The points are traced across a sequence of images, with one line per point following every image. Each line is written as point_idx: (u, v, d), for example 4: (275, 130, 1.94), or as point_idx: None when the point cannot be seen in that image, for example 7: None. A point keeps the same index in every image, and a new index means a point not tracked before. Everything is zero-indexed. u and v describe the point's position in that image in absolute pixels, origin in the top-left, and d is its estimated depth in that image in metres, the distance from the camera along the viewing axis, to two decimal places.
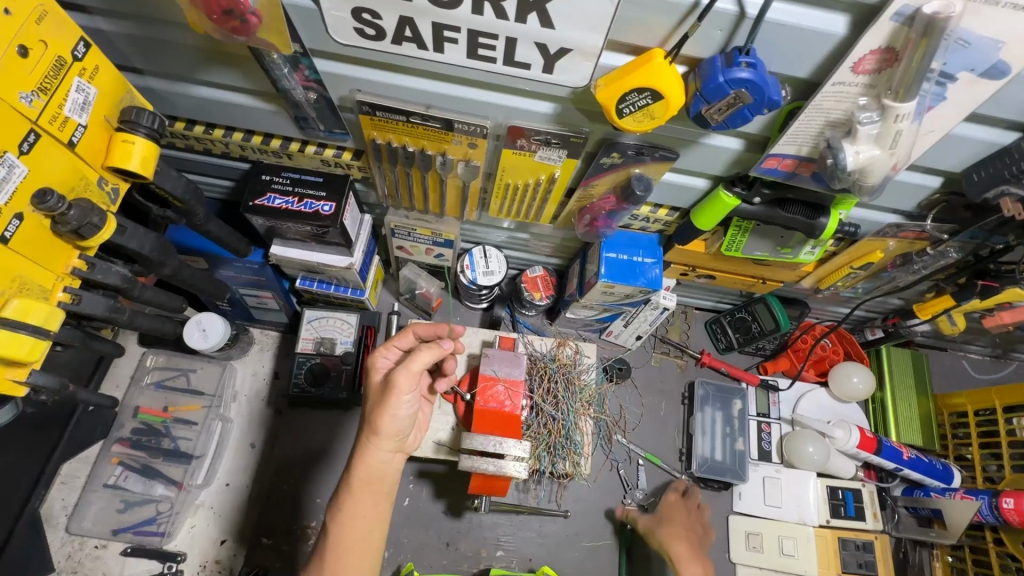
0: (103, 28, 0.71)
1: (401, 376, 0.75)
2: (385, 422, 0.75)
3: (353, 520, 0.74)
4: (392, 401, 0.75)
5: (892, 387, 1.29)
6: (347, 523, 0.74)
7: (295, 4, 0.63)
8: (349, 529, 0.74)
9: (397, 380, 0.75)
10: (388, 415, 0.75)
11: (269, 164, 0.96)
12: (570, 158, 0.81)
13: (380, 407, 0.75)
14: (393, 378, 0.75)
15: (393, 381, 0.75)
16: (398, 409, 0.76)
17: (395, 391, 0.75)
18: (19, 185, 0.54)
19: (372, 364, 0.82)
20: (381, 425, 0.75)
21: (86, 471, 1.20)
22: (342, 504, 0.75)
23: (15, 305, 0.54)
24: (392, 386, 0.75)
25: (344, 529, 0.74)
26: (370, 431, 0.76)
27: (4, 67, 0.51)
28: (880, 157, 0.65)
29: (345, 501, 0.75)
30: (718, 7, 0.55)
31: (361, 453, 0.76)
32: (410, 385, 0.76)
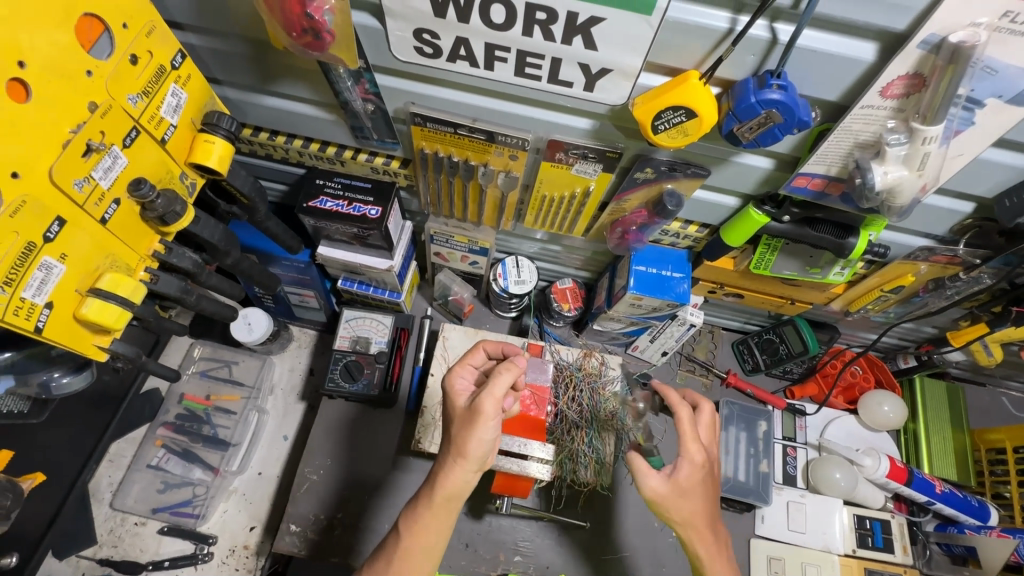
0: (194, 43, 0.81)
1: (486, 401, 0.78)
2: (472, 446, 0.78)
3: (425, 529, 0.81)
4: (479, 426, 0.78)
5: (926, 419, 1.26)
6: (417, 531, 0.82)
7: (364, 25, 0.71)
8: (420, 537, 0.82)
9: (483, 406, 0.78)
10: (475, 439, 0.78)
11: (323, 170, 1.04)
12: (605, 172, 0.86)
13: (468, 431, 0.79)
14: (479, 405, 0.78)
15: (480, 407, 0.78)
16: (483, 434, 0.79)
17: (482, 416, 0.78)
18: (120, 174, 0.62)
19: (452, 386, 0.86)
20: (468, 449, 0.78)
21: (132, 451, 1.27)
22: (417, 514, 0.82)
23: (108, 278, 0.61)
24: (477, 411, 0.78)
25: (416, 536, 0.82)
26: (458, 453, 0.79)
27: (119, 72, 0.59)
28: (908, 178, 0.67)
29: (427, 513, 0.81)
30: (752, 33, 0.59)
31: (447, 474, 0.80)
32: (495, 410, 0.78)
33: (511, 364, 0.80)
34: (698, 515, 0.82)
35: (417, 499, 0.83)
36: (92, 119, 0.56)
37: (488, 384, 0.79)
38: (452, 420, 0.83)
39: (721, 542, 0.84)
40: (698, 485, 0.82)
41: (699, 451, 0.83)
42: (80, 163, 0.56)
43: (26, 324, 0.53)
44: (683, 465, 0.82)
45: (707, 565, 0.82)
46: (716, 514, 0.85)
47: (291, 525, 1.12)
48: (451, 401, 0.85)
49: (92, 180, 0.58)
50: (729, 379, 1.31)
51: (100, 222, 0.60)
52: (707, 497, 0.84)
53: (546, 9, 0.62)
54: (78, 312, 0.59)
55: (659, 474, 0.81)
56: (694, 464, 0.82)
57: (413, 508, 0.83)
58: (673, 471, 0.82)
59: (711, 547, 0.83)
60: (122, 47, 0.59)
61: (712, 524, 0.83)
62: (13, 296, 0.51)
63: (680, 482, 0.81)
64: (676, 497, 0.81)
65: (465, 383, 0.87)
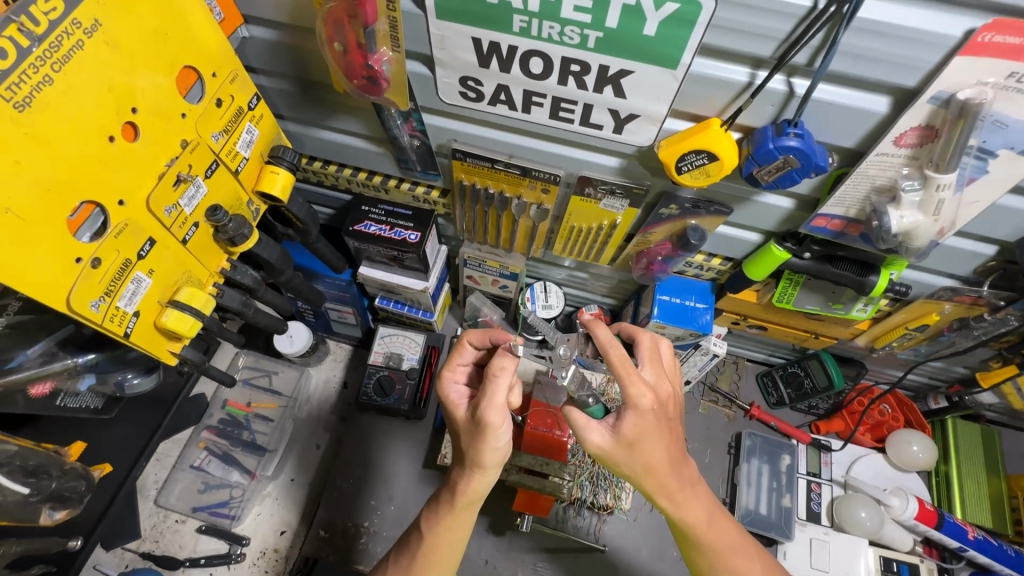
0: (264, 84, 0.91)
1: (491, 413, 0.77)
2: (487, 456, 0.79)
3: (448, 530, 0.84)
4: (490, 437, 0.77)
5: (958, 461, 1.24)
6: (440, 534, 0.85)
7: (415, 72, 0.79)
8: (445, 537, 0.85)
9: (490, 417, 0.77)
10: (489, 449, 0.78)
11: (368, 197, 1.13)
12: (631, 207, 0.91)
13: (480, 444, 0.78)
14: (485, 417, 0.77)
15: (487, 420, 0.77)
16: (495, 442, 0.78)
17: (492, 429, 0.77)
18: (201, 201, 0.70)
19: (448, 397, 0.86)
20: (483, 459, 0.79)
21: (177, 451, 1.34)
22: (440, 518, 0.84)
23: (184, 291, 0.69)
24: (484, 424, 0.77)
25: (440, 540, 0.85)
26: (474, 464, 0.80)
27: (207, 113, 0.68)
28: (924, 223, 0.70)
29: (452, 518, 0.84)
30: (769, 86, 0.64)
31: (468, 484, 0.82)
32: (502, 419, 0.77)
33: (504, 364, 0.77)
34: (657, 461, 0.76)
35: (438, 503, 0.86)
36: (183, 154, 0.65)
37: (487, 393, 0.78)
38: (460, 430, 0.83)
39: (687, 484, 0.80)
40: (654, 427, 0.75)
41: (645, 393, 0.73)
42: (170, 192, 0.65)
43: (117, 329, 0.61)
44: (628, 415, 0.74)
45: (677, 510, 0.81)
46: (678, 443, 0.78)
47: (320, 530, 1.25)
48: (452, 411, 0.85)
49: (178, 206, 0.67)
50: (753, 411, 1.31)
51: (181, 242, 0.69)
52: (663, 440, 0.75)
53: (580, 62, 0.68)
54: (158, 321, 0.67)
55: (603, 425, 0.76)
56: (642, 412, 0.73)
57: (433, 512, 0.86)
58: (618, 421, 0.75)
59: (677, 496, 0.80)
60: (211, 92, 0.68)
61: (676, 463, 0.78)
62: (111, 304, 0.59)
63: (625, 435, 0.74)
64: (623, 451, 0.75)
65: (460, 390, 0.88)
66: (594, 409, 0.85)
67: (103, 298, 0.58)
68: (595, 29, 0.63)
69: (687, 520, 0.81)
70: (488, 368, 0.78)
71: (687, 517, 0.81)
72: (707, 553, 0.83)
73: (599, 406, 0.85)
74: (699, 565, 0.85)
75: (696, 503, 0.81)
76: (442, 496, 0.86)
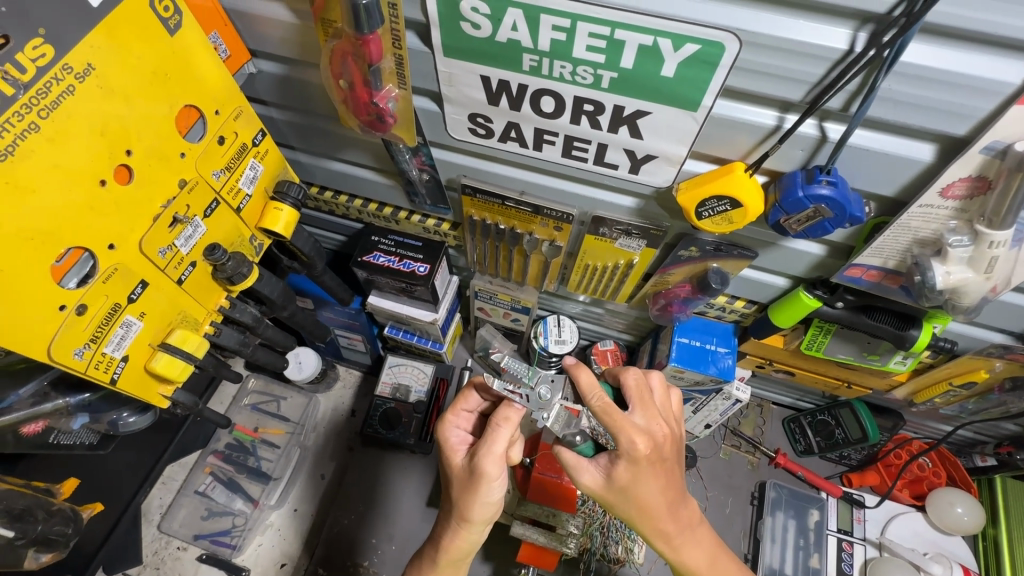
0: (275, 116, 0.90)
1: (487, 463, 0.74)
2: (476, 511, 0.76)
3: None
4: (482, 489, 0.75)
5: (1009, 526, 1.12)
6: None
7: (424, 108, 0.76)
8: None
9: (485, 469, 0.74)
10: (478, 504, 0.75)
11: (378, 227, 1.10)
12: (648, 247, 0.86)
13: (470, 496, 0.75)
14: (479, 467, 0.74)
15: (482, 470, 0.74)
16: (486, 496, 0.75)
17: (485, 480, 0.74)
18: (198, 240, 0.69)
19: (447, 440, 0.83)
20: (472, 514, 0.76)
21: (183, 475, 1.32)
22: (423, 573, 0.83)
23: (177, 334, 0.67)
24: (479, 474, 0.74)
25: None
26: (461, 517, 0.77)
27: (207, 152, 0.67)
28: (974, 280, 0.63)
29: (436, 572, 0.81)
30: (800, 131, 0.59)
31: (453, 538, 0.78)
32: (497, 473, 0.75)
33: (509, 415, 0.74)
34: (651, 504, 0.74)
35: (423, 556, 0.84)
36: (180, 194, 0.64)
37: (485, 442, 0.75)
38: (452, 478, 0.80)
39: (686, 527, 0.78)
40: (650, 473, 0.72)
41: (637, 441, 0.69)
42: (165, 233, 0.63)
43: (103, 376, 0.59)
44: (620, 461, 0.72)
45: (675, 554, 0.80)
46: (676, 486, 0.75)
47: (318, 568, 1.22)
48: (450, 457, 0.81)
49: (174, 247, 0.65)
50: (779, 459, 1.23)
51: (176, 283, 0.67)
52: (659, 485, 0.73)
53: (594, 102, 0.64)
54: (148, 365, 0.64)
55: (595, 464, 0.75)
56: (636, 460, 0.70)
57: (420, 562, 0.84)
58: (610, 465, 0.74)
59: (676, 539, 0.78)
60: (212, 131, 0.67)
61: (673, 507, 0.75)
62: (96, 351, 0.57)
63: (618, 479, 0.73)
64: (616, 494, 0.74)
65: (460, 435, 0.84)
66: (583, 447, 0.79)
67: (88, 346, 0.56)
68: (609, 69, 0.59)
69: (687, 564, 0.80)
70: (492, 417, 0.76)
71: (687, 559, 0.80)
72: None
73: (588, 444, 0.79)
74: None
75: (697, 547, 0.80)
76: (427, 550, 0.83)
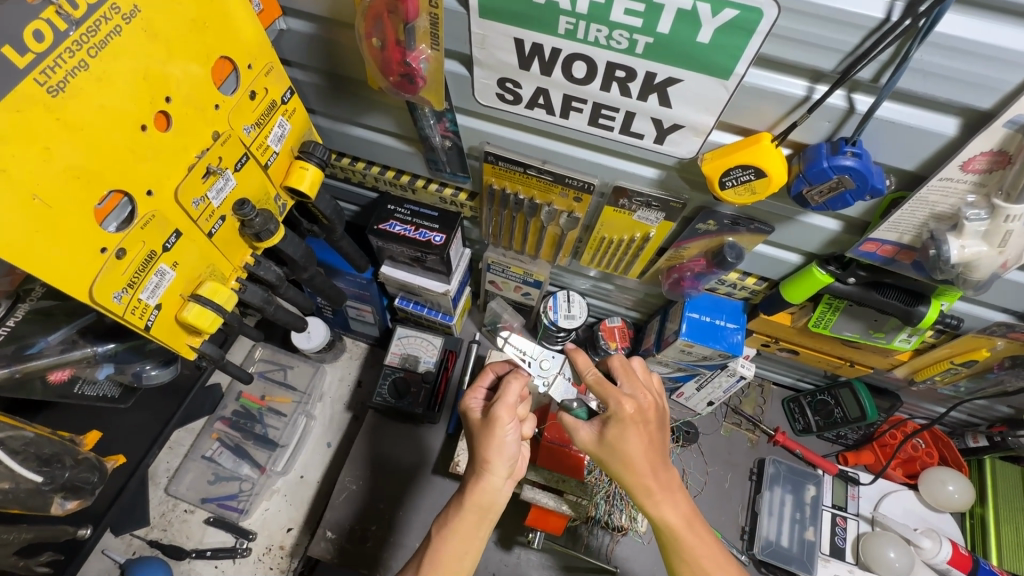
0: (298, 78, 0.89)
1: (501, 408, 0.78)
2: (492, 453, 0.78)
3: (455, 539, 0.78)
4: (493, 432, 0.78)
5: (996, 505, 1.16)
6: (447, 536, 0.78)
7: (453, 71, 0.77)
8: (448, 546, 0.78)
9: (500, 413, 0.78)
10: (495, 445, 0.78)
11: (394, 196, 1.11)
12: (666, 220, 0.88)
13: (483, 441, 0.78)
14: (492, 412, 0.78)
15: (493, 415, 0.78)
16: (504, 438, 0.78)
17: (498, 423, 0.78)
18: (228, 194, 0.69)
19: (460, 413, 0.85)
20: (490, 456, 0.78)
21: (190, 440, 1.33)
22: (448, 522, 0.79)
23: (207, 285, 0.68)
24: (492, 419, 0.78)
25: (445, 543, 0.78)
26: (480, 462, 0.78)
27: (240, 105, 0.67)
28: (987, 254, 0.66)
29: (459, 521, 0.78)
30: (829, 101, 0.61)
31: (473, 485, 0.78)
32: (511, 418, 0.78)
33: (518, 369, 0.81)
34: (636, 460, 0.74)
35: (444, 512, 0.81)
36: (214, 146, 0.64)
37: (500, 392, 0.79)
38: (470, 435, 0.82)
39: (668, 485, 0.76)
40: (633, 433, 0.74)
41: (624, 403, 0.75)
42: (199, 184, 0.64)
43: (138, 321, 0.60)
44: (609, 423, 0.76)
45: (654, 511, 0.76)
46: (659, 448, 0.76)
47: (327, 531, 1.15)
48: (467, 419, 0.84)
49: (206, 199, 0.66)
50: (777, 437, 1.26)
51: (207, 236, 0.68)
52: (646, 445, 0.75)
53: (626, 68, 0.65)
54: (179, 315, 0.65)
55: (590, 423, 0.78)
56: (622, 420, 0.74)
57: (444, 515, 0.81)
58: (602, 425, 0.77)
59: (657, 496, 0.75)
60: (245, 84, 0.67)
61: (656, 465, 0.75)
62: (133, 297, 0.58)
63: (606, 438, 0.76)
64: (605, 452, 0.76)
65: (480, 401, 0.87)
66: (579, 412, 0.83)
67: (125, 290, 0.57)
68: (645, 34, 0.60)
69: (665, 522, 0.76)
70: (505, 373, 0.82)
71: (665, 519, 0.76)
72: (684, 558, 0.76)
73: (583, 409, 0.83)
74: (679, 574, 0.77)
75: (678, 506, 0.76)
76: (449, 506, 0.81)
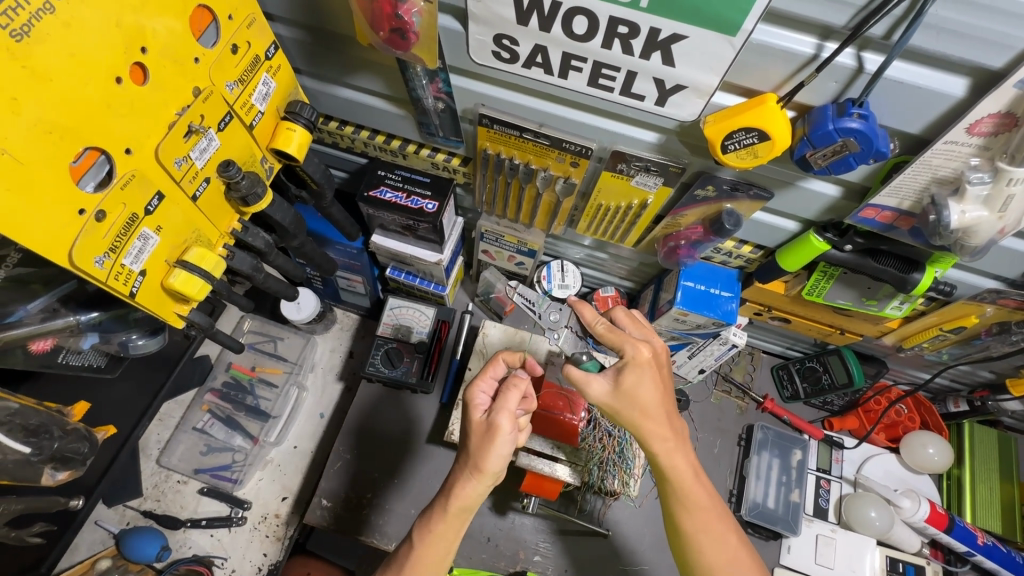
0: (282, 34, 0.84)
1: (502, 418, 0.78)
2: (490, 463, 0.77)
3: (438, 537, 0.80)
4: (497, 442, 0.77)
5: (972, 467, 1.21)
6: (430, 540, 0.80)
7: (447, 27, 0.73)
8: (434, 547, 0.80)
9: (503, 423, 0.77)
10: (493, 456, 0.77)
11: (385, 162, 1.07)
12: (664, 186, 0.86)
13: (486, 447, 0.77)
14: (494, 420, 0.78)
15: (496, 423, 0.77)
16: (502, 451, 0.78)
17: (499, 433, 0.77)
18: (213, 154, 0.66)
19: (472, 402, 0.84)
20: (485, 466, 0.77)
21: (180, 412, 1.31)
22: (432, 527, 0.80)
23: (193, 251, 0.66)
24: (493, 427, 0.77)
25: (426, 549, 0.80)
26: (474, 468, 0.78)
27: (221, 60, 0.63)
28: (987, 220, 0.66)
29: (443, 524, 0.80)
30: (837, 60, 0.59)
31: (464, 487, 0.79)
32: (512, 428, 0.78)
33: (518, 381, 0.80)
34: (651, 405, 0.77)
35: (431, 508, 0.82)
36: (195, 103, 0.60)
37: (499, 398, 0.79)
38: (467, 432, 0.82)
39: (680, 434, 0.80)
40: (649, 377, 0.77)
41: (640, 347, 0.77)
42: (180, 143, 0.61)
43: (122, 288, 0.57)
44: (625, 368, 0.77)
45: (667, 459, 0.80)
46: (670, 395, 0.80)
47: (322, 499, 1.15)
48: (467, 416, 0.83)
49: (189, 159, 0.63)
50: (766, 404, 1.28)
51: (191, 198, 0.65)
52: (659, 390, 0.77)
53: (629, 24, 0.62)
54: (166, 281, 0.63)
55: (602, 376, 0.79)
56: (639, 364, 0.77)
57: (426, 518, 0.82)
58: (617, 373, 0.78)
59: (671, 443, 0.79)
60: (226, 37, 0.62)
61: (671, 412, 0.79)
62: (116, 262, 0.55)
63: (623, 386, 0.77)
64: (622, 400, 0.77)
65: (486, 398, 0.85)
66: (589, 365, 0.86)
67: (107, 255, 0.54)
68: None
69: (676, 469, 0.80)
70: (507, 383, 0.81)
71: (674, 468, 0.80)
72: (691, 508, 0.80)
73: (593, 362, 0.86)
74: (680, 525, 0.80)
75: (687, 455, 0.81)
76: (436, 503, 0.81)
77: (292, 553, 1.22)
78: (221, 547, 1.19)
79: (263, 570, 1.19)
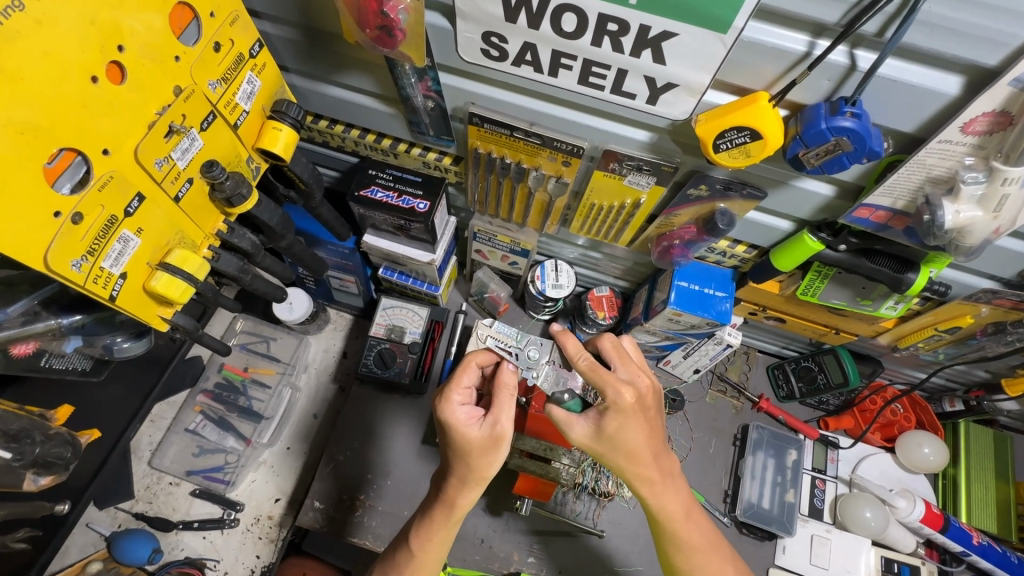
0: (269, 31, 0.83)
1: (506, 425, 0.77)
2: (493, 470, 0.79)
3: (439, 543, 0.82)
4: (502, 451, 0.78)
5: (968, 466, 1.21)
6: (428, 547, 0.82)
7: (435, 24, 0.72)
8: (433, 552, 0.83)
9: (507, 430, 0.77)
10: (496, 463, 0.79)
11: (376, 161, 1.06)
12: (657, 185, 0.85)
13: (490, 458, 0.77)
14: (499, 430, 0.76)
15: (502, 433, 0.76)
16: (502, 457, 0.79)
17: (504, 443, 0.77)
18: (195, 155, 0.65)
19: (453, 420, 0.77)
20: (488, 472, 0.79)
21: (172, 413, 1.30)
22: (431, 533, 0.82)
23: (176, 254, 0.65)
24: (499, 438, 0.77)
25: (425, 553, 0.83)
26: (478, 478, 0.79)
27: (203, 59, 0.62)
28: (981, 220, 0.65)
29: (442, 527, 0.82)
30: (830, 58, 0.58)
31: (465, 495, 0.80)
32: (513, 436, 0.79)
33: (508, 379, 0.80)
34: (637, 449, 0.75)
35: (430, 518, 0.82)
36: (176, 102, 0.59)
37: (500, 407, 0.78)
38: (458, 447, 0.78)
39: (668, 474, 0.79)
40: (634, 423, 0.74)
41: (623, 391, 0.73)
42: (161, 143, 0.59)
43: (101, 291, 0.56)
44: (608, 412, 0.74)
45: (656, 500, 0.79)
46: (657, 432, 0.78)
47: (314, 501, 1.14)
48: (455, 432, 0.77)
49: (170, 159, 0.61)
50: (762, 404, 1.28)
51: (173, 200, 0.64)
52: (645, 433, 0.75)
53: (619, 21, 0.61)
54: (147, 284, 0.62)
55: (584, 418, 0.77)
56: (623, 410, 0.73)
57: (425, 519, 0.83)
58: (599, 417, 0.76)
59: (659, 486, 0.78)
60: (208, 35, 0.61)
61: (658, 453, 0.77)
62: (94, 265, 0.54)
63: (606, 430, 0.75)
64: (605, 444, 0.76)
65: (466, 410, 0.79)
66: (571, 404, 0.81)
67: (85, 258, 0.53)
68: None
69: (665, 511, 0.80)
70: (501, 382, 0.80)
71: (665, 508, 0.80)
72: (682, 547, 0.81)
73: (576, 401, 0.81)
74: (673, 560, 0.83)
75: (677, 494, 0.80)
76: (434, 513, 0.82)
77: (285, 555, 1.21)
78: (213, 549, 1.19)
79: (256, 572, 1.18)
